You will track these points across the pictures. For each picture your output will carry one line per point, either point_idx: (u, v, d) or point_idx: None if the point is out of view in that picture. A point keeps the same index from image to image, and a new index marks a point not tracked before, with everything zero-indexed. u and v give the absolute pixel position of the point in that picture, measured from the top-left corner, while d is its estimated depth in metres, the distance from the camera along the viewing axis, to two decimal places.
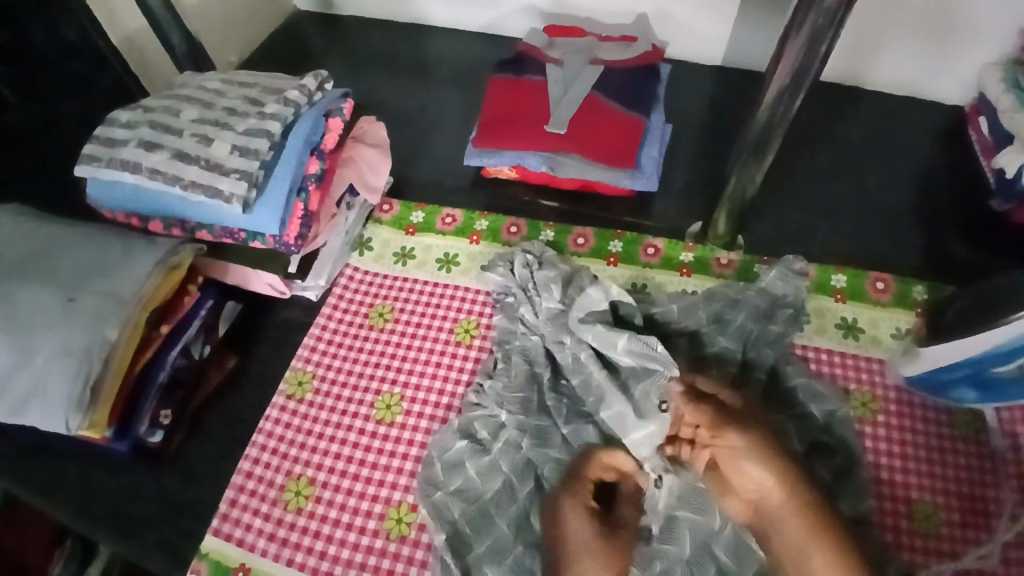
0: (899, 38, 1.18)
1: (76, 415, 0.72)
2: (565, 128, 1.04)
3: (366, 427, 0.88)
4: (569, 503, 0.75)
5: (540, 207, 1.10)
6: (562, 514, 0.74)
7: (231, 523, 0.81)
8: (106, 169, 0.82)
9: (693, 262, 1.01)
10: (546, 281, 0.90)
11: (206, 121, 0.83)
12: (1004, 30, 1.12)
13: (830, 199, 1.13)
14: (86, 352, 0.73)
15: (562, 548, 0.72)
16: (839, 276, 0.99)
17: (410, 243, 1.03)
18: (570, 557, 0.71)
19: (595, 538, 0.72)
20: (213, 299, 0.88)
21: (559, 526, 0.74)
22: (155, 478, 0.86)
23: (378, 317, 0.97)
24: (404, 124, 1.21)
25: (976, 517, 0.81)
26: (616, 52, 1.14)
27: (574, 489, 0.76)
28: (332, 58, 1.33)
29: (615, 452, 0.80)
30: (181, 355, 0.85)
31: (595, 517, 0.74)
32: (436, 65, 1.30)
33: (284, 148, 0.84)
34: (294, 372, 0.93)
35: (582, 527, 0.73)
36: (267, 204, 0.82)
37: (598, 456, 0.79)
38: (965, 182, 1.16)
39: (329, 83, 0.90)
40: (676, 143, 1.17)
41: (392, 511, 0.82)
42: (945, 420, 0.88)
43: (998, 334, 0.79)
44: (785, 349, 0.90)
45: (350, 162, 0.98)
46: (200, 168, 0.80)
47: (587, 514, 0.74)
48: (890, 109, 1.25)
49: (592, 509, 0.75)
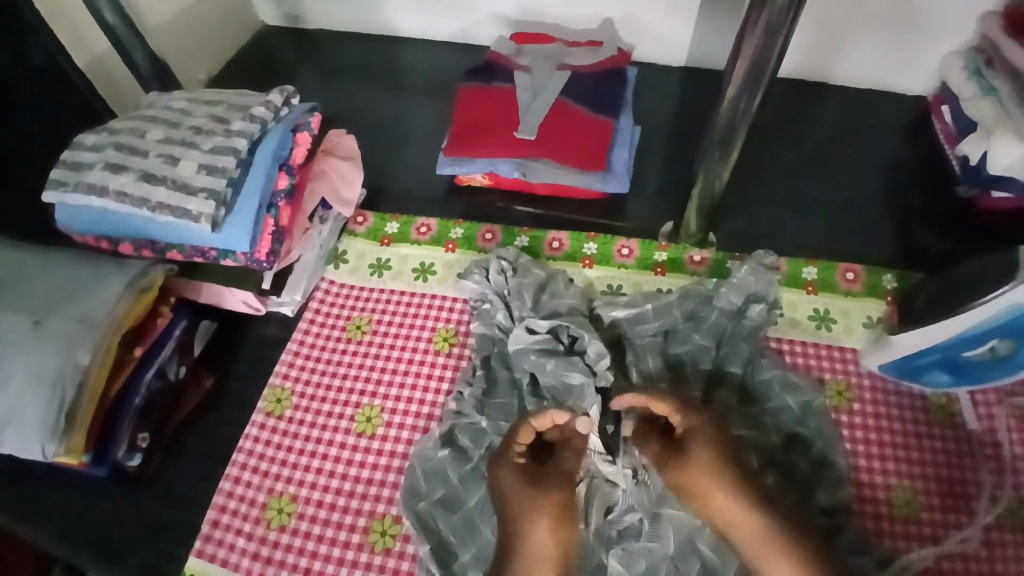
0: (860, 32, 1.20)
1: (50, 442, 0.71)
2: (535, 133, 1.04)
3: (347, 440, 0.87)
4: (499, 465, 0.77)
5: (514, 212, 1.10)
6: (494, 476, 0.76)
7: (214, 544, 0.80)
8: (72, 193, 0.81)
9: (667, 261, 1.01)
10: (520, 287, 0.91)
11: (172, 141, 0.83)
12: (961, 20, 1.14)
13: (800, 193, 1.14)
14: (57, 378, 0.72)
15: (501, 507, 0.75)
16: (812, 268, 1.00)
17: (385, 254, 1.03)
18: (510, 514, 0.74)
19: (524, 497, 0.74)
20: (188, 319, 0.88)
21: (495, 486, 0.76)
22: (135, 502, 0.85)
23: (355, 330, 0.96)
24: (376, 135, 1.21)
25: (955, 500, 0.82)
26: (583, 57, 1.15)
27: (503, 459, 0.77)
28: (302, 73, 1.33)
29: (547, 413, 0.81)
30: (156, 377, 0.84)
31: (525, 478, 0.76)
32: (406, 75, 1.31)
33: (252, 164, 0.83)
34: (272, 389, 0.92)
35: (514, 483, 0.75)
36: (236, 221, 0.82)
37: (529, 420, 0.80)
38: (932, 170, 1.17)
39: (295, 98, 0.90)
40: (647, 143, 1.18)
41: (376, 524, 0.81)
42: (921, 406, 0.89)
43: (966, 319, 0.80)
44: (761, 343, 0.90)
45: (321, 176, 0.97)
46: (167, 188, 0.79)
47: (519, 470, 0.76)
48: (855, 103, 1.27)
49: (523, 465, 0.77)
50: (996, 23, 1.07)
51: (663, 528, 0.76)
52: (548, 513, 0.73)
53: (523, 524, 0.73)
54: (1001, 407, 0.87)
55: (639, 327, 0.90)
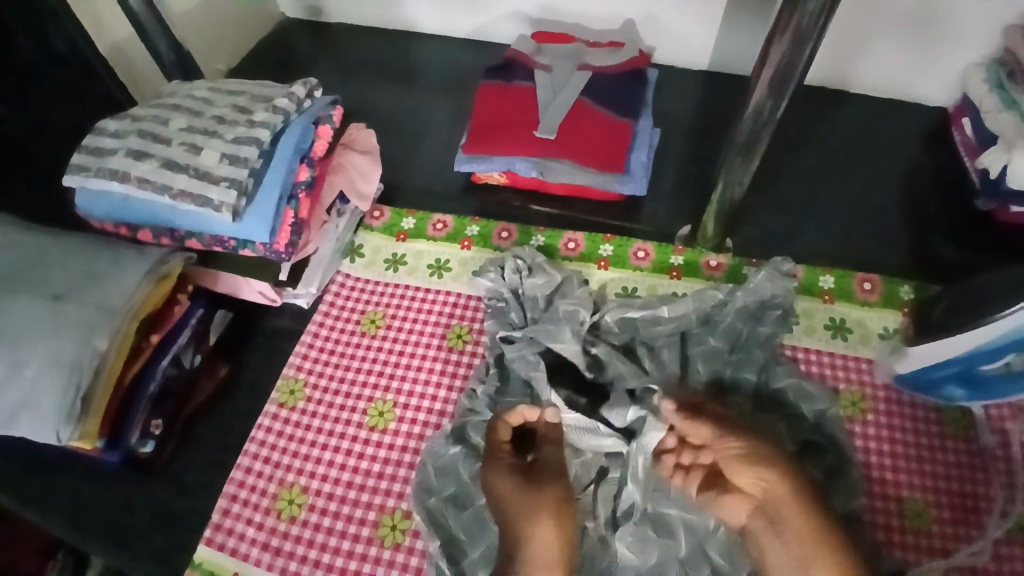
0: (883, 41, 1.19)
1: (66, 427, 0.72)
2: (554, 132, 1.04)
3: (359, 434, 0.88)
4: (489, 470, 0.77)
5: (530, 212, 1.10)
6: (488, 483, 0.76)
7: (224, 533, 0.81)
8: (94, 179, 0.82)
9: (683, 265, 1.01)
10: (535, 288, 0.92)
11: (194, 130, 0.83)
12: (986, 32, 1.14)
13: (817, 200, 1.14)
14: (75, 362, 0.73)
15: (499, 513, 0.74)
16: (828, 277, 1.00)
17: (401, 249, 1.03)
18: (512, 519, 0.73)
19: (521, 495, 0.75)
20: (204, 308, 0.88)
21: (490, 493, 0.76)
22: (147, 489, 0.86)
23: (370, 324, 0.97)
24: (394, 130, 1.22)
25: (967, 513, 0.82)
26: (604, 58, 1.14)
27: (492, 462, 0.78)
28: (321, 66, 1.33)
29: (518, 408, 0.81)
30: (171, 365, 0.84)
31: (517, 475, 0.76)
32: (425, 71, 1.31)
33: (274, 156, 0.84)
34: (285, 380, 0.92)
35: (512, 487, 0.75)
36: (257, 212, 0.82)
37: (501, 416, 0.81)
38: (950, 182, 1.17)
39: (318, 90, 0.90)
40: (665, 146, 1.18)
41: (386, 518, 0.81)
42: (935, 418, 0.88)
43: (986, 333, 0.80)
44: (776, 350, 0.90)
45: (340, 170, 0.98)
46: (189, 176, 0.80)
47: (512, 473, 0.76)
48: (875, 112, 1.27)
49: (512, 466, 0.77)
50: (1021, 36, 1.06)
51: (676, 528, 0.76)
52: (546, 509, 0.74)
53: (524, 528, 0.73)
54: (1015, 423, 0.86)
55: (653, 329, 0.90)
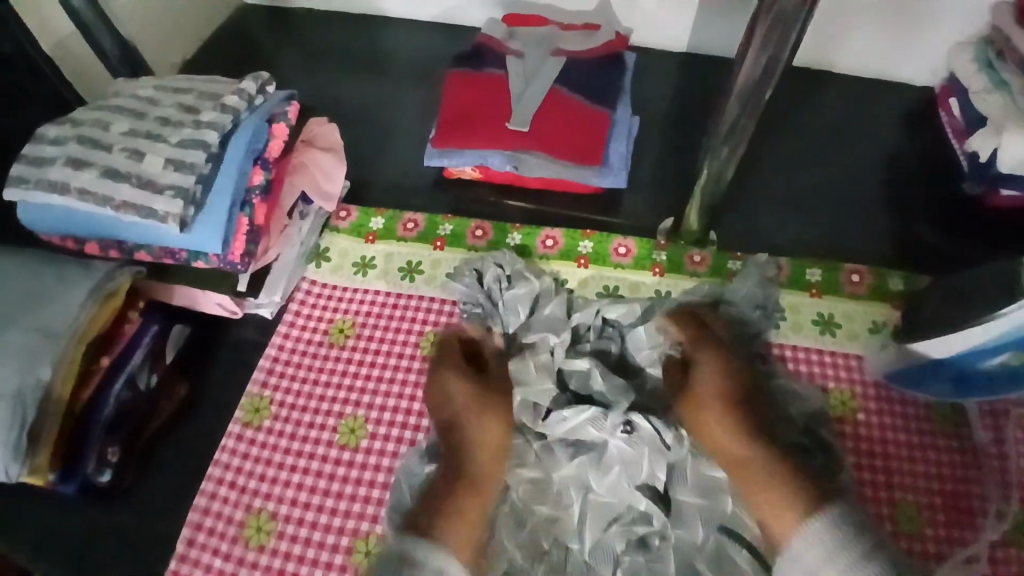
0: (868, 20, 1.15)
1: (14, 464, 0.66)
2: (528, 125, 0.99)
3: (329, 453, 0.83)
4: (489, 415, 0.77)
5: (505, 207, 1.05)
6: (476, 427, 0.76)
7: (188, 565, 0.76)
8: (33, 191, 0.75)
9: (666, 261, 0.97)
10: (515, 299, 0.87)
11: (137, 133, 0.77)
12: (974, 8, 1.09)
13: (803, 188, 1.10)
14: (17, 394, 0.67)
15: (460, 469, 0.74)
16: (815, 269, 0.96)
17: (370, 252, 0.98)
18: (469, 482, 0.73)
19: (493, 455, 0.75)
20: (160, 324, 0.82)
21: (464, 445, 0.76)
22: (112, 515, 0.81)
23: (338, 334, 0.91)
24: (360, 124, 1.15)
25: (961, 514, 0.79)
26: (578, 42, 1.08)
27: (495, 409, 0.78)
28: (281, 56, 1.26)
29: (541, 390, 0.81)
30: (127, 388, 0.78)
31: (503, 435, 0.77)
32: (392, 59, 1.24)
33: (223, 159, 0.77)
34: (249, 398, 0.87)
35: (496, 444, 0.76)
36: (208, 221, 0.76)
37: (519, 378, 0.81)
38: (937, 165, 1.13)
39: (270, 85, 0.83)
40: (644, 134, 1.13)
41: (360, 544, 0.77)
42: (925, 415, 0.86)
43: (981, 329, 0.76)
44: (762, 348, 0.87)
45: (301, 169, 0.91)
46: (132, 185, 0.73)
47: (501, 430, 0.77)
48: (860, 93, 1.23)
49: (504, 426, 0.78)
50: (1010, 13, 1.02)
51: (664, 551, 0.74)
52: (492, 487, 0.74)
53: (471, 487, 0.73)
54: (1009, 418, 0.84)
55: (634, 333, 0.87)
